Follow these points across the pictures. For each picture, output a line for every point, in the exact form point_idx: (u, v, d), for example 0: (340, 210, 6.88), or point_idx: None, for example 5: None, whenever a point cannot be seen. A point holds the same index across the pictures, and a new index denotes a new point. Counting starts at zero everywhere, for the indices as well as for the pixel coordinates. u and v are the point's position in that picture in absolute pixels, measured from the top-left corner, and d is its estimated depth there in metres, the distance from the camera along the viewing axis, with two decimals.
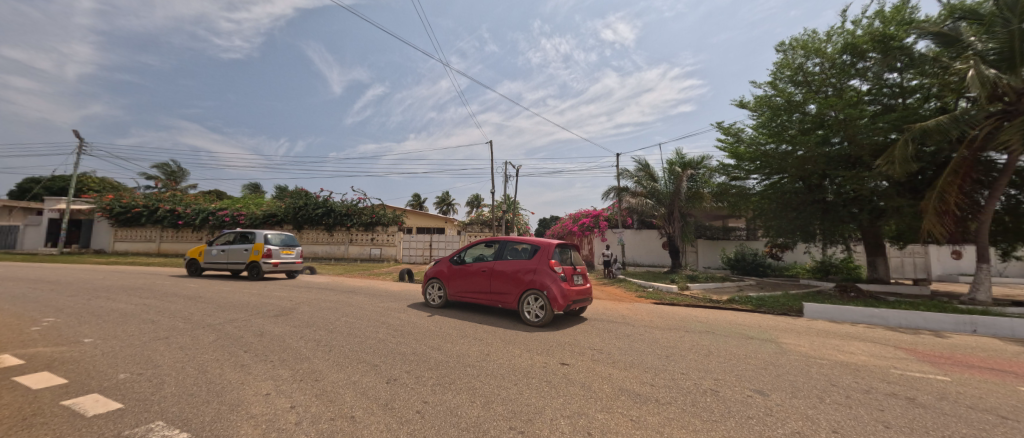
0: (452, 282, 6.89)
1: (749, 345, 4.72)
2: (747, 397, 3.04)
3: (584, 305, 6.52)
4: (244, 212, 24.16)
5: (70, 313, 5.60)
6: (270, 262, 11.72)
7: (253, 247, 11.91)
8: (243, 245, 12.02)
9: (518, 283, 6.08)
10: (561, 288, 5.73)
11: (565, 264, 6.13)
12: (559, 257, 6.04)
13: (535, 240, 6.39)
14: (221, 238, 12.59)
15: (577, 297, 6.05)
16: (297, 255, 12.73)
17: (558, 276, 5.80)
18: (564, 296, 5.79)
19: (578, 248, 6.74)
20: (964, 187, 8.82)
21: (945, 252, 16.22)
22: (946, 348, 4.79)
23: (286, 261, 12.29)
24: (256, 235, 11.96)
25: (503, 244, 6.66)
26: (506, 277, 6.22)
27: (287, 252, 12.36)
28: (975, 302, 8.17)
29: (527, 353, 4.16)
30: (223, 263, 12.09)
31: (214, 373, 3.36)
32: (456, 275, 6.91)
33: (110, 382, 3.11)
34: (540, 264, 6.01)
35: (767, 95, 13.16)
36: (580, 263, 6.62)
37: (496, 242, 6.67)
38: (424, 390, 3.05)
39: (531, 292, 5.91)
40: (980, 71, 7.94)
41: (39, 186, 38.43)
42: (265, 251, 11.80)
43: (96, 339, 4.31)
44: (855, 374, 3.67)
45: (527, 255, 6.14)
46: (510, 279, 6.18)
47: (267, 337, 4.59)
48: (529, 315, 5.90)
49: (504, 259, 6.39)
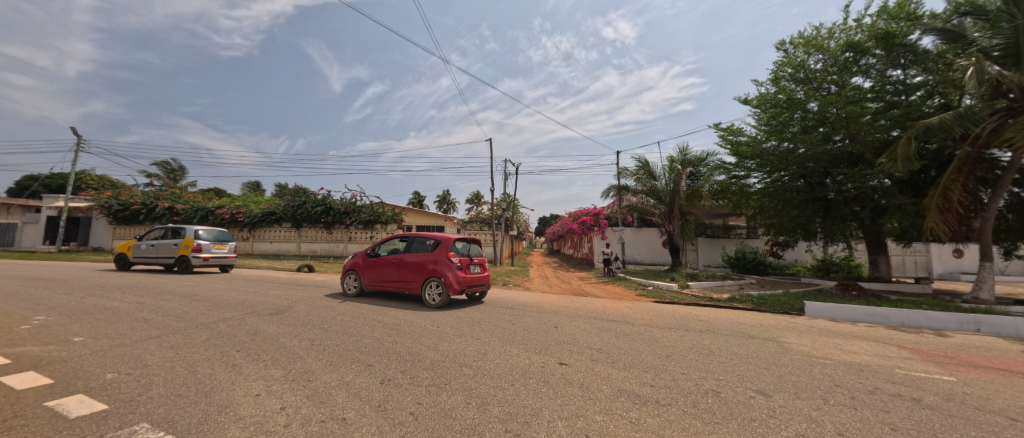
0: (367, 273, 7.79)
1: (751, 344, 4.65)
2: (749, 398, 2.96)
3: (481, 290, 7.82)
4: (243, 210, 23.99)
5: (63, 311, 5.54)
6: (199, 257, 11.99)
7: (182, 242, 12.10)
8: (172, 239, 12.19)
9: (422, 272, 7.21)
10: (456, 275, 6.93)
11: (462, 255, 7.30)
12: (456, 250, 7.19)
13: (438, 235, 7.46)
14: (152, 233, 12.77)
15: (472, 283, 7.28)
16: (230, 249, 13.02)
17: (455, 266, 6.99)
18: (459, 283, 6.99)
19: (477, 241, 7.96)
20: (967, 185, 8.73)
21: (947, 250, 16.15)
22: (950, 347, 4.72)
23: (216, 255, 12.54)
24: (184, 230, 12.13)
25: (413, 238, 7.66)
26: (412, 268, 7.29)
27: (219, 247, 12.64)
28: (978, 301, 8.12)
29: (525, 353, 4.09)
30: (152, 257, 12.28)
31: (205, 373, 3.29)
32: (370, 267, 7.84)
33: (97, 382, 3.03)
34: (440, 255, 7.15)
35: (769, 93, 13.08)
36: (478, 254, 7.85)
37: (406, 237, 7.66)
38: (419, 391, 2.98)
39: (432, 279, 7.06)
40: (981, 68, 7.81)
41: (38, 184, 38.37)
42: (194, 246, 12.00)
43: (86, 338, 4.24)
44: (859, 374, 3.60)
45: (429, 248, 7.22)
46: (415, 269, 7.26)
47: (260, 336, 4.51)
48: (430, 298, 7.04)
49: (412, 251, 7.42)
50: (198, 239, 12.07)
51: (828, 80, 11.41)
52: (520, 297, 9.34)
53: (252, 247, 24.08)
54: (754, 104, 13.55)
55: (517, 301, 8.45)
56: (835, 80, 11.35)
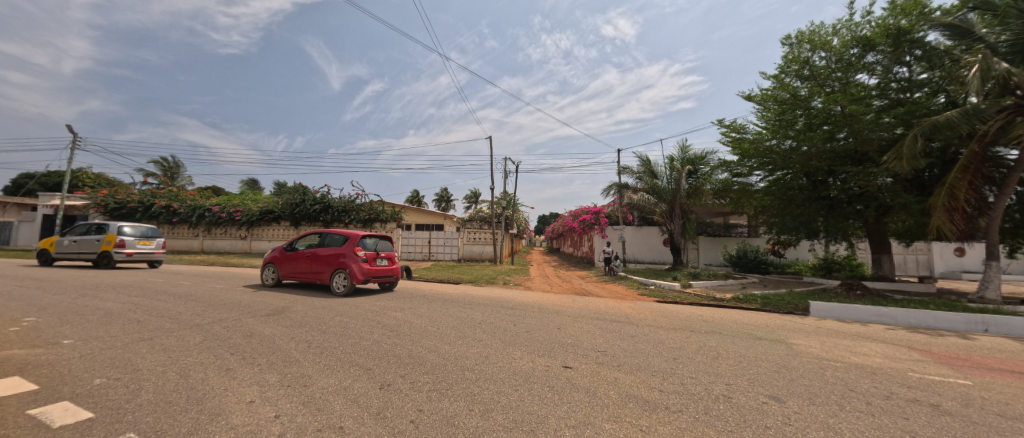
0: (283, 266, 8.78)
1: (759, 346, 4.55)
2: (762, 404, 2.85)
3: (389, 281, 8.94)
4: (241, 208, 23.72)
5: (54, 312, 5.42)
6: (122, 253, 12.79)
7: (106, 238, 12.86)
8: (96, 235, 12.93)
9: (333, 264, 8.29)
10: (360, 267, 8.02)
11: (369, 250, 8.41)
12: (364, 245, 8.29)
13: (349, 232, 8.54)
14: (75, 229, 13.39)
15: (376, 275, 8.38)
16: (157, 245, 13.78)
17: (360, 259, 8.09)
18: (364, 274, 8.12)
19: (387, 239, 9.08)
20: (973, 183, 8.63)
21: (948, 249, 16.12)
22: (961, 349, 4.62)
23: (143, 251, 13.33)
24: (109, 227, 12.89)
25: (328, 235, 8.72)
26: (324, 261, 8.33)
27: (145, 243, 13.41)
28: (985, 300, 8.03)
29: (528, 355, 3.98)
30: (74, 252, 12.93)
31: (197, 378, 3.17)
32: (288, 260, 8.83)
33: (84, 388, 2.91)
34: (349, 250, 8.22)
35: (773, 90, 13.00)
36: (387, 250, 8.97)
37: (321, 234, 8.71)
38: (420, 397, 2.86)
39: (339, 271, 8.13)
40: (989, 65, 7.75)
41: (33, 182, 38.12)
42: (117, 241, 12.82)
43: (76, 340, 4.12)
44: (872, 377, 3.49)
45: (339, 244, 8.30)
46: (325, 261, 8.32)
47: (256, 338, 4.39)
48: (340, 287, 8.08)
49: (324, 246, 8.47)
50: (121, 235, 12.89)
51: (833, 77, 11.34)
52: (521, 297, 9.24)
53: (250, 246, 23.92)
54: (757, 100, 13.49)
55: (519, 301, 8.35)
56: (840, 77, 11.33)
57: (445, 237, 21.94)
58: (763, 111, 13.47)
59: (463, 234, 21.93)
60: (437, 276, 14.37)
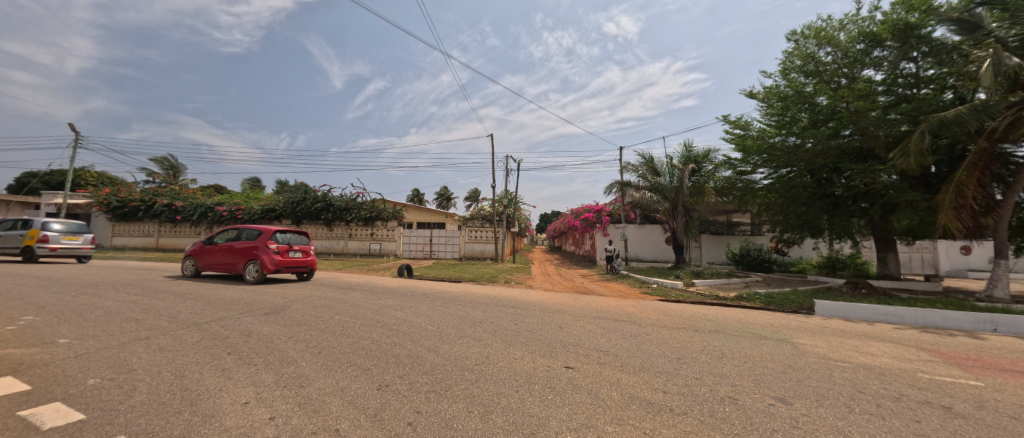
0: (203, 258, 9.99)
1: (764, 345, 4.47)
2: (769, 406, 2.76)
3: (303, 271, 10.10)
4: (243, 206, 23.83)
5: (53, 310, 5.39)
6: (46, 247, 13.13)
7: (30, 233, 13.23)
8: (23, 231, 13.33)
9: (248, 256, 9.42)
10: (270, 258, 9.16)
11: (282, 243, 9.54)
12: (276, 239, 9.41)
13: (264, 227, 9.70)
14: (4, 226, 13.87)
15: (289, 265, 9.51)
16: (85, 241, 14.12)
17: (271, 252, 9.22)
18: (274, 265, 9.24)
19: (301, 234, 10.22)
20: (982, 181, 8.49)
21: (954, 247, 16.01)
22: (971, 349, 4.53)
23: (68, 246, 13.62)
24: (34, 222, 13.27)
25: (244, 230, 9.90)
26: (239, 253, 9.50)
27: (71, 238, 13.72)
28: (993, 299, 7.93)
29: (529, 355, 3.92)
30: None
31: (193, 378, 3.13)
32: (207, 253, 10.01)
33: (77, 389, 2.86)
34: (262, 244, 9.34)
35: (778, 86, 12.86)
36: (302, 244, 10.11)
37: (240, 229, 9.88)
38: (418, 399, 2.80)
39: (252, 262, 9.29)
40: (999, 59, 7.60)
41: (36, 181, 38.29)
42: (41, 236, 13.11)
43: (72, 339, 4.09)
44: (881, 378, 3.41)
45: (253, 238, 9.46)
46: (241, 253, 9.48)
47: (254, 337, 4.34)
48: (250, 275, 9.34)
49: (241, 240, 9.63)
50: (45, 230, 13.19)
51: (838, 74, 11.21)
52: (522, 295, 9.19)
53: None
54: (760, 97, 13.37)
55: (520, 300, 8.30)
56: (846, 73, 11.21)
57: (447, 235, 21.92)
58: (767, 107, 13.33)
59: (465, 232, 21.87)
60: (438, 275, 14.34)
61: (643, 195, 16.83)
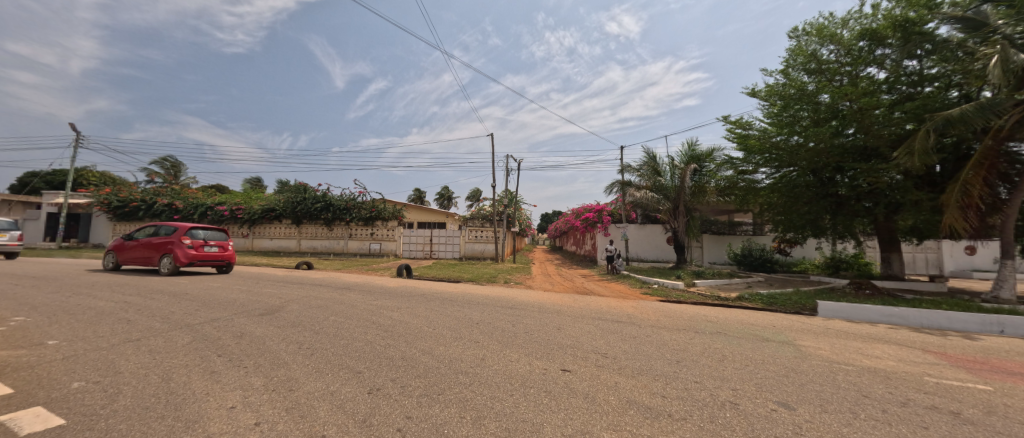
0: (124, 253, 11.19)
1: (765, 348, 4.37)
2: (770, 411, 2.66)
3: (220, 265, 11.36)
4: (243, 206, 23.83)
5: (45, 311, 5.34)
6: None
7: None
8: None
9: (165, 250, 10.65)
10: (185, 252, 10.41)
11: (196, 239, 10.79)
12: (190, 235, 10.66)
13: (180, 225, 10.93)
14: None
15: (202, 258, 10.77)
16: (10, 238, 14.89)
17: (184, 246, 10.47)
18: (189, 258, 10.50)
19: (217, 230, 11.47)
20: (989, 179, 8.37)
21: (959, 247, 15.86)
22: (978, 352, 4.42)
23: None
24: None
25: (162, 227, 11.10)
26: (155, 247, 10.72)
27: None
28: (999, 300, 7.81)
29: (525, 358, 3.84)
30: None
31: (180, 382, 3.06)
32: (126, 248, 11.22)
33: (60, 393, 2.80)
34: (177, 239, 10.59)
35: (779, 85, 12.73)
36: (218, 239, 11.38)
37: (159, 226, 11.10)
38: (410, 403, 2.73)
39: (167, 255, 10.54)
40: (1006, 56, 7.46)
41: (39, 181, 38.44)
42: None
43: (61, 340, 4.03)
44: (887, 382, 3.31)
45: (169, 234, 10.70)
46: (157, 248, 10.71)
47: (245, 339, 4.26)
48: (164, 268, 10.58)
49: (158, 236, 10.85)
50: None
51: (841, 72, 11.10)
52: (521, 296, 9.11)
53: (252, 244, 23.94)
54: (762, 96, 13.26)
55: (519, 301, 8.22)
56: (848, 71, 11.09)
57: (447, 235, 21.87)
58: (769, 106, 13.21)
59: (465, 232, 21.80)
60: (438, 275, 14.27)
61: (644, 195, 16.74)
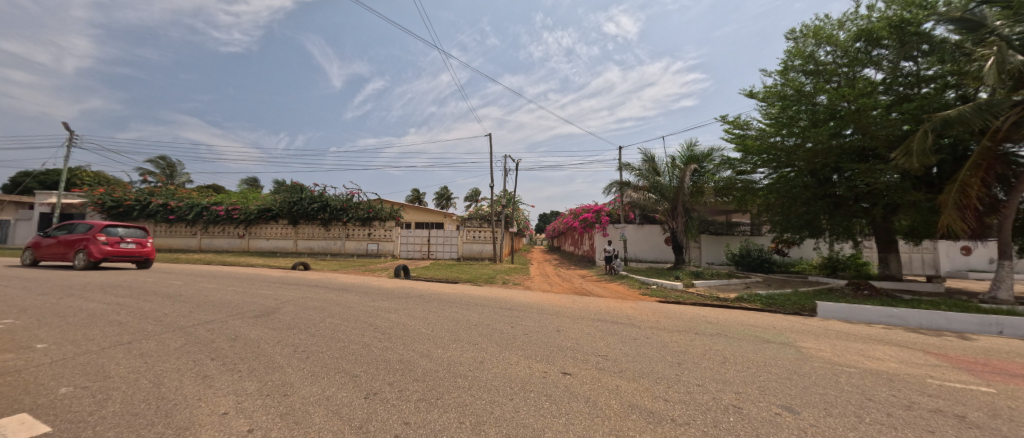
0: (43, 249, 12.35)
1: (767, 350, 4.33)
2: (775, 415, 2.61)
3: (139, 260, 12.52)
4: (238, 206, 23.63)
5: (34, 313, 5.23)
6: None
7: None
8: None
9: (81, 247, 11.80)
10: (98, 248, 11.58)
11: (112, 236, 11.99)
12: (106, 233, 11.83)
13: (97, 223, 12.12)
14: None
15: (117, 254, 11.95)
16: None
17: (99, 243, 11.65)
18: (103, 253, 11.66)
19: (134, 228, 12.63)
20: (987, 180, 8.39)
21: (954, 248, 15.98)
22: (979, 353, 4.41)
23: None
24: None
25: (80, 226, 12.29)
26: (71, 244, 11.88)
27: None
28: (997, 301, 7.85)
29: (525, 360, 3.79)
30: None
31: (171, 387, 2.98)
32: (46, 245, 12.36)
33: (47, 399, 2.70)
34: (93, 236, 11.77)
35: (777, 85, 12.75)
36: (136, 237, 12.56)
37: (77, 225, 12.28)
38: (407, 408, 2.66)
39: (82, 250, 11.71)
40: (1003, 57, 7.48)
41: (31, 180, 38.05)
42: None
43: (50, 343, 3.94)
44: (890, 385, 3.28)
45: (85, 232, 11.89)
46: (73, 244, 11.86)
47: (240, 342, 4.18)
48: (78, 262, 11.76)
49: (75, 233, 12.04)
50: None
51: (838, 73, 11.14)
52: (520, 296, 9.06)
53: (248, 244, 23.76)
54: (760, 97, 13.28)
55: (517, 301, 8.17)
56: (845, 72, 11.13)
57: (444, 236, 21.79)
58: (767, 107, 13.23)
59: (463, 232, 21.73)
60: (436, 275, 14.20)
61: (642, 195, 16.73)
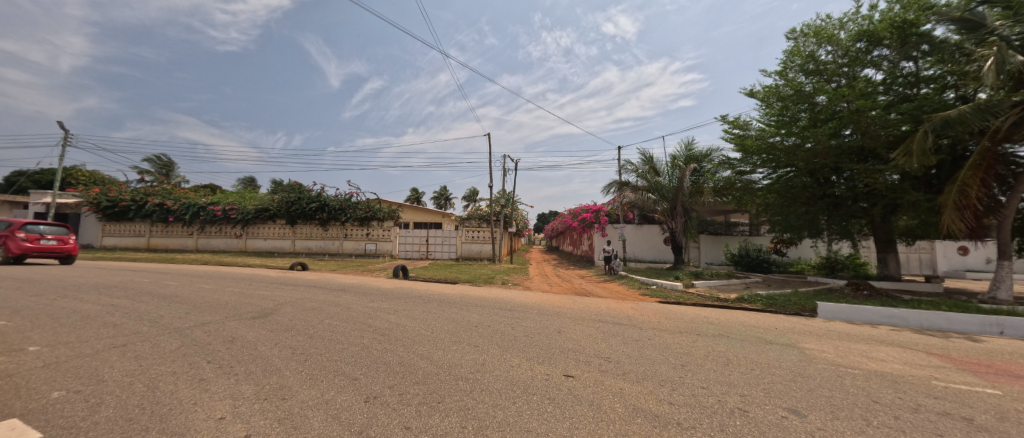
0: None
1: (769, 351, 4.31)
2: (781, 418, 2.57)
3: (63, 256, 13.16)
4: (236, 206, 23.46)
5: (27, 315, 5.15)
6: None
7: None
8: None
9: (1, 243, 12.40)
10: (18, 245, 12.18)
11: (33, 233, 12.58)
12: (25, 230, 12.43)
13: (18, 221, 12.69)
14: None
15: (39, 250, 12.56)
16: None
17: (18, 240, 12.25)
18: (23, 249, 12.27)
19: (58, 225, 13.22)
20: (986, 181, 8.41)
21: (951, 248, 16.05)
22: (981, 354, 4.39)
23: None
24: None
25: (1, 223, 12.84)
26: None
27: None
28: (996, 301, 7.87)
29: (527, 363, 3.74)
30: None
31: (166, 391, 2.92)
32: None
33: (38, 403, 2.64)
34: (11, 234, 12.35)
35: (777, 85, 12.77)
36: (59, 234, 13.17)
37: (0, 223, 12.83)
38: (408, 412, 2.61)
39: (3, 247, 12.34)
40: (1003, 58, 7.50)
41: (26, 179, 37.71)
42: None
43: (42, 346, 3.86)
44: (895, 387, 3.26)
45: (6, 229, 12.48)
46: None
47: (237, 344, 4.12)
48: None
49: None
50: None
51: (838, 73, 11.16)
52: (519, 297, 9.01)
53: (246, 244, 23.61)
54: (759, 97, 13.29)
55: (517, 302, 8.13)
56: (845, 72, 11.14)
57: (443, 236, 21.71)
58: (766, 107, 13.25)
59: (462, 232, 21.66)
60: (435, 276, 14.14)
61: (641, 195, 16.75)
